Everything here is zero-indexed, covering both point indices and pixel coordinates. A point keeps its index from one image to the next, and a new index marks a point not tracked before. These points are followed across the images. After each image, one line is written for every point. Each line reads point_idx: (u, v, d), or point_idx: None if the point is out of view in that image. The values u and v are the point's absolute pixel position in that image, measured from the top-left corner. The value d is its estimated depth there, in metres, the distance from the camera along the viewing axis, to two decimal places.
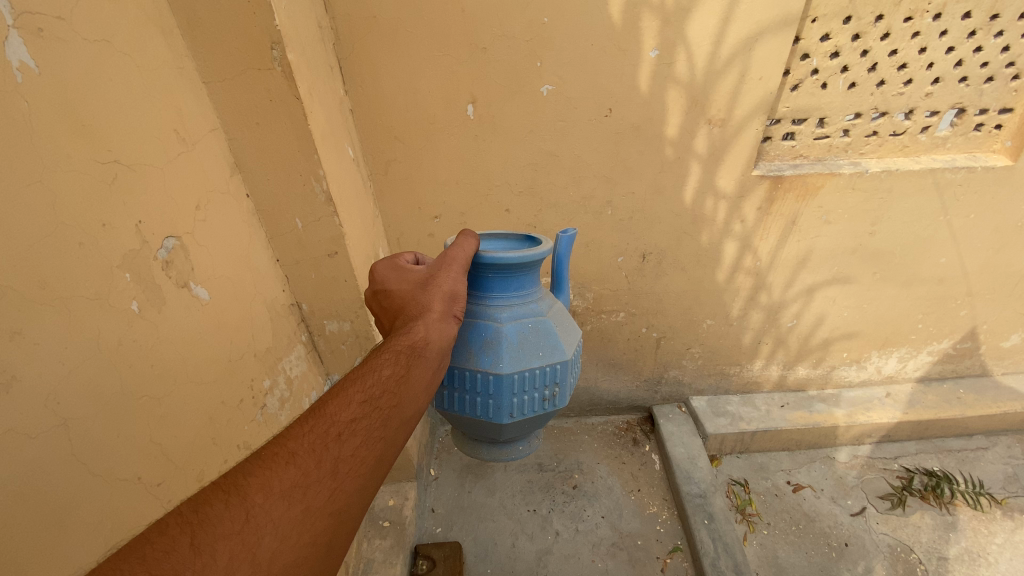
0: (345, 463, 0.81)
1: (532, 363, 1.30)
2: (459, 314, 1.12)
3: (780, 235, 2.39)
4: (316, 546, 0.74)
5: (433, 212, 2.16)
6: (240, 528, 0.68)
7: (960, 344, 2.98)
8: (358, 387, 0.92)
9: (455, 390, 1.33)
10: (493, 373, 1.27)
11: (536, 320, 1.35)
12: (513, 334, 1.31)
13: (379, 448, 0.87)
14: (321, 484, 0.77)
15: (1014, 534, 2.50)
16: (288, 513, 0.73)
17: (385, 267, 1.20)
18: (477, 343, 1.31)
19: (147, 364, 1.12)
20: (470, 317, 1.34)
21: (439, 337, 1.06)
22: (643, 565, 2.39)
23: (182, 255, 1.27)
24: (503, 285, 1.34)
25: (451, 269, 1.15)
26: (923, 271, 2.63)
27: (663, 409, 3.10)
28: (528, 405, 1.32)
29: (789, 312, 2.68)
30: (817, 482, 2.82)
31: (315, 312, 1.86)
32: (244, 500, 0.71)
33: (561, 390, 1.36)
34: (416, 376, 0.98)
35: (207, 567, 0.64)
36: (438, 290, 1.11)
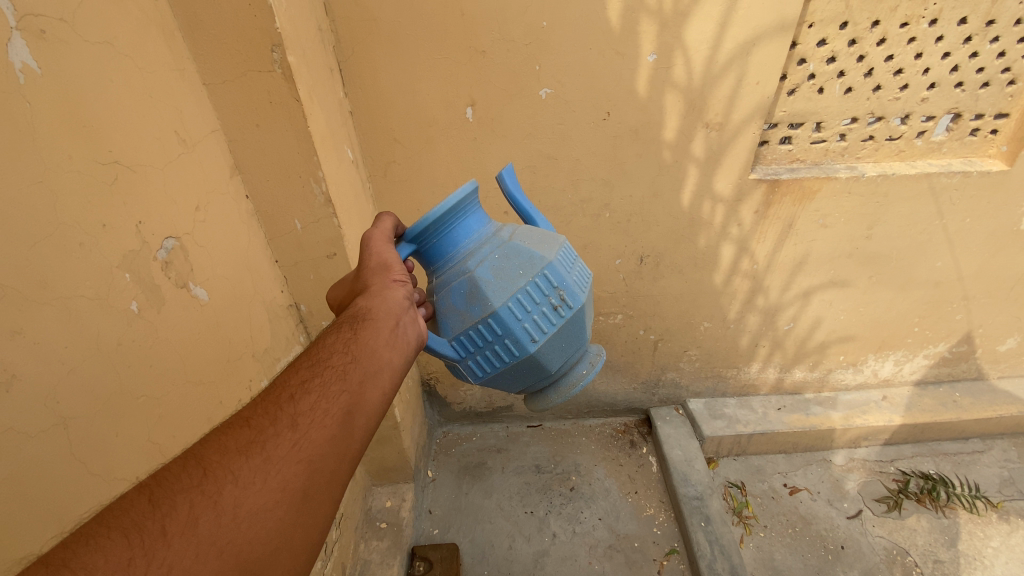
0: (303, 415, 0.85)
1: (518, 283, 1.23)
2: (402, 277, 1.19)
3: (777, 238, 2.40)
4: (287, 489, 0.77)
5: None
6: (199, 482, 0.72)
7: (957, 348, 2.99)
8: (308, 357, 0.98)
9: (474, 352, 1.29)
10: (489, 315, 1.23)
11: (501, 248, 1.29)
12: (486, 270, 1.25)
13: (340, 400, 0.91)
14: (280, 436, 0.81)
15: (1009, 536, 2.53)
16: (248, 463, 0.76)
17: (334, 289, 1.32)
18: (461, 301, 1.26)
19: (145, 364, 1.12)
20: (440, 285, 1.30)
21: (385, 298, 1.12)
22: (639, 567, 2.43)
23: (182, 255, 1.28)
24: (451, 240, 1.31)
25: (375, 246, 1.24)
26: (920, 275, 2.64)
27: (661, 411, 3.10)
28: (543, 322, 1.25)
29: (786, 315, 2.69)
30: (813, 485, 2.83)
31: (313, 313, 1.87)
32: (201, 460, 0.76)
33: (567, 289, 1.27)
34: (364, 335, 1.03)
35: (169, 516, 0.68)
36: (371, 266, 1.20)
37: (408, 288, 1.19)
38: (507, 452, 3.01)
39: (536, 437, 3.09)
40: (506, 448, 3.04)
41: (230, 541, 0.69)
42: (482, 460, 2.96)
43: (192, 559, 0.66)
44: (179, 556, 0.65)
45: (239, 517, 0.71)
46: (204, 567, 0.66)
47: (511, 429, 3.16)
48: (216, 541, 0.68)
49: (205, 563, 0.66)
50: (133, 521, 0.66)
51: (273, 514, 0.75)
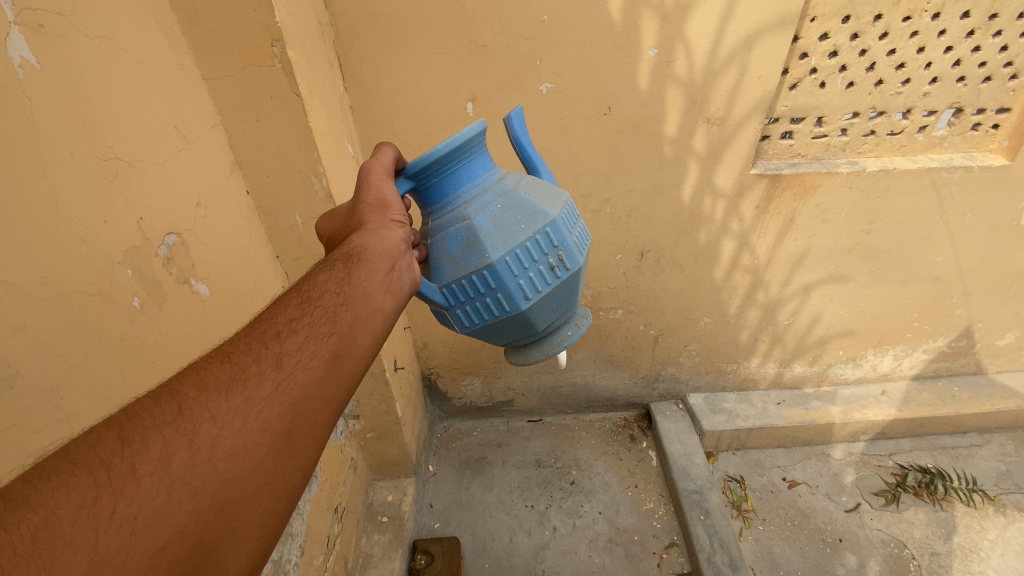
0: (289, 356, 0.79)
1: (518, 239, 1.22)
2: (398, 220, 1.12)
3: (777, 233, 2.40)
4: (269, 431, 0.71)
5: None
6: (174, 419, 0.66)
7: (956, 343, 3.00)
8: (296, 293, 0.91)
9: (464, 301, 1.29)
10: (484, 267, 1.22)
11: (505, 199, 1.26)
12: (487, 219, 1.23)
13: (329, 342, 0.85)
14: (263, 376, 0.75)
15: (1006, 529, 2.55)
16: (227, 403, 0.70)
17: (323, 221, 1.24)
18: (457, 248, 1.25)
19: (147, 359, 1.12)
20: (438, 230, 1.29)
21: (379, 241, 1.06)
22: (638, 560, 2.45)
23: (183, 251, 1.28)
24: (453, 183, 1.28)
25: (373, 181, 1.16)
26: (919, 270, 2.65)
27: (661, 406, 3.11)
28: (538, 281, 1.25)
29: (786, 310, 2.69)
30: (812, 478, 2.85)
31: None
32: (176, 396, 0.69)
33: (566, 251, 1.27)
34: (359, 275, 0.97)
35: (140, 452, 0.62)
36: (366, 205, 1.12)
37: (405, 231, 1.14)
38: (507, 446, 3.02)
39: (537, 432, 3.10)
40: (507, 442, 3.05)
41: (207, 482, 0.64)
42: (482, 455, 2.98)
43: (164, 499, 0.60)
44: (150, 495, 0.59)
45: (216, 457, 0.66)
46: (178, 507, 0.61)
47: (511, 423, 3.17)
48: (190, 482, 0.63)
49: (180, 504, 0.61)
50: (100, 458, 0.59)
51: (254, 456, 0.70)
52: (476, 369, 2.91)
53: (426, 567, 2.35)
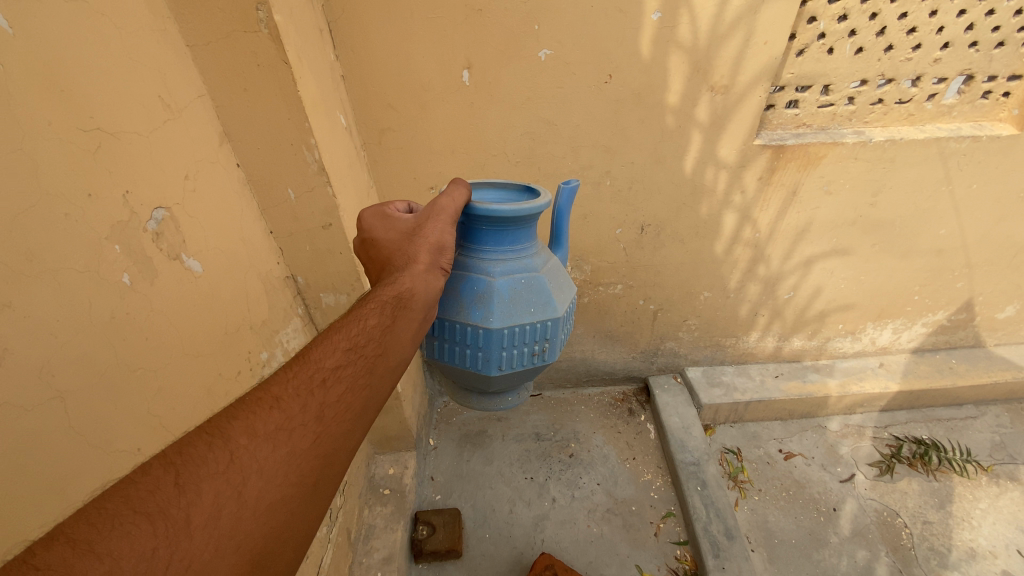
0: (332, 407, 0.80)
1: (523, 320, 1.24)
2: (445, 266, 1.12)
3: (780, 206, 2.36)
4: (304, 485, 0.73)
5: (428, 182, 2.11)
6: (226, 469, 0.66)
7: (956, 316, 3.00)
8: (343, 335, 0.91)
9: (445, 340, 1.29)
10: (482, 327, 1.22)
11: (530, 276, 1.28)
12: (506, 289, 1.23)
13: (365, 395, 0.87)
14: (308, 428, 0.76)
15: (997, 498, 2.60)
16: (274, 454, 0.71)
17: (370, 220, 1.18)
18: (468, 297, 1.24)
19: (140, 337, 1.11)
20: (457, 273, 1.27)
21: (423, 290, 1.06)
22: (636, 529, 2.50)
23: (172, 226, 1.25)
24: (497, 238, 1.24)
25: (440, 219, 1.11)
26: (922, 242, 2.62)
27: (659, 380, 3.12)
28: (517, 359, 1.28)
29: (787, 283, 2.67)
30: (808, 450, 2.88)
31: (311, 285, 1.84)
32: (228, 442, 0.69)
33: (551, 345, 1.32)
34: (402, 328, 0.98)
35: (194, 503, 0.62)
36: (423, 241, 1.09)
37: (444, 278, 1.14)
38: (507, 421, 3.05)
39: (536, 406, 3.13)
40: (507, 417, 3.08)
41: (250, 537, 0.64)
42: (482, 429, 3.01)
43: (212, 554, 0.60)
44: (200, 549, 0.59)
45: (261, 511, 0.66)
46: (223, 562, 0.61)
47: None
48: (236, 534, 0.63)
49: (226, 560, 0.61)
50: (160, 508, 0.59)
51: (290, 512, 0.70)
52: None
53: (427, 539, 2.39)
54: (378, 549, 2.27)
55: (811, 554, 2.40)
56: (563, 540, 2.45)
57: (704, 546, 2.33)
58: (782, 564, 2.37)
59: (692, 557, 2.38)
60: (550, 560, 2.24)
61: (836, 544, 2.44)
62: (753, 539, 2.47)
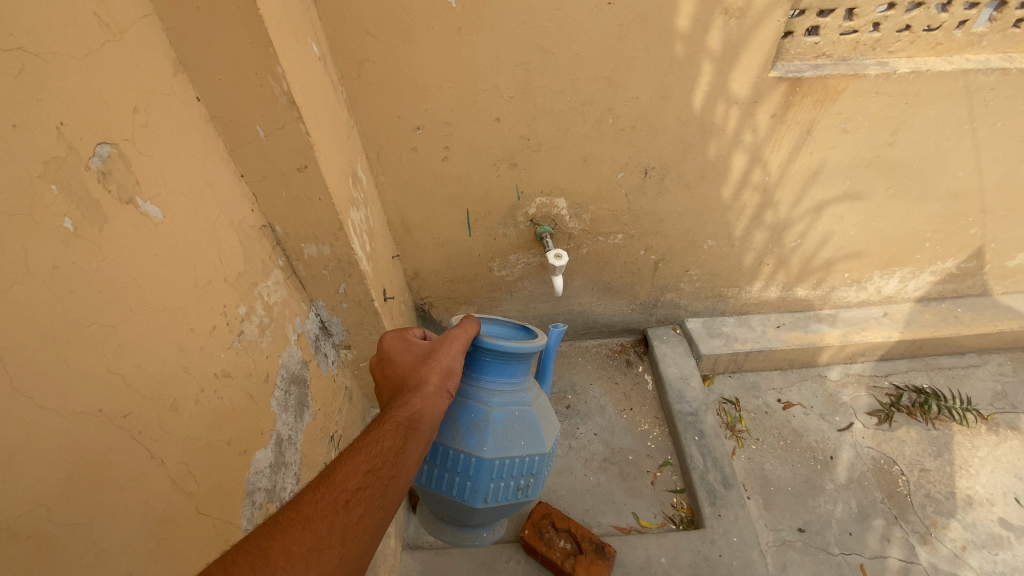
0: (352, 529, 0.92)
1: (513, 451, 1.54)
2: (451, 390, 1.29)
3: (793, 146, 2.20)
4: None
5: (414, 122, 1.94)
6: None
7: (965, 264, 2.91)
8: (363, 456, 1.02)
9: (439, 466, 1.54)
10: (476, 455, 1.50)
11: (522, 409, 1.61)
12: (503, 420, 1.56)
13: (378, 517, 0.97)
14: (332, 550, 0.87)
15: (996, 447, 2.62)
16: (307, 574, 0.82)
17: (391, 342, 1.35)
18: (465, 427, 1.53)
19: (93, 289, 1.00)
20: (458, 400, 1.58)
21: (430, 410, 1.20)
22: (633, 478, 2.51)
23: (122, 165, 1.11)
24: (496, 371, 1.59)
25: (450, 347, 1.35)
26: (939, 186, 2.48)
27: (658, 332, 3.02)
28: (501, 491, 1.55)
29: (794, 230, 2.56)
30: (807, 400, 2.86)
31: (290, 235, 1.71)
32: (267, 562, 0.80)
33: (534, 480, 1.60)
34: (412, 449, 1.10)
35: None
36: (434, 366, 1.29)
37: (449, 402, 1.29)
38: None
39: None
40: None
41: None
42: None
43: None
44: None
45: None
46: None
47: None
48: None
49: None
50: None
51: None
52: (473, 300, 2.71)
53: None
54: None
55: (807, 500, 2.46)
56: (562, 490, 2.46)
57: (701, 494, 2.35)
58: (776, 510, 2.43)
59: (688, 504, 2.41)
60: (548, 509, 2.26)
61: (832, 490, 2.49)
62: (749, 487, 2.50)
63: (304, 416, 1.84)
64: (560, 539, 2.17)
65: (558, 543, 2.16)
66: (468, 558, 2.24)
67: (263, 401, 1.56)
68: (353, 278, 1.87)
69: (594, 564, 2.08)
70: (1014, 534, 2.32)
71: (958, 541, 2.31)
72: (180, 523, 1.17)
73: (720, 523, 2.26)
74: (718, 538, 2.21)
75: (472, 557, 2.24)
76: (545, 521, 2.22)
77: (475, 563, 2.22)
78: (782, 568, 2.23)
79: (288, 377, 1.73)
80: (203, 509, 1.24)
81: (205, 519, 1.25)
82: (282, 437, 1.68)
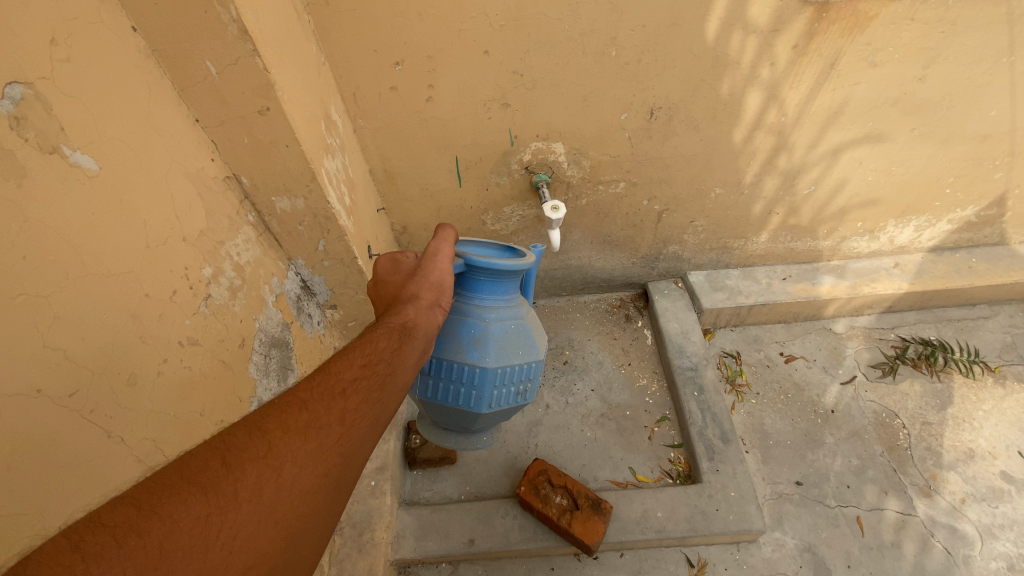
0: (351, 414, 0.89)
1: (515, 360, 1.41)
2: (447, 304, 1.16)
3: (814, 82, 2.00)
4: (325, 479, 0.82)
5: (392, 57, 1.74)
6: (265, 456, 0.79)
7: (985, 212, 2.75)
8: (359, 352, 0.98)
9: (441, 379, 1.40)
10: (480, 366, 1.36)
11: (520, 321, 1.46)
12: (501, 328, 1.41)
13: (376, 409, 0.93)
14: (330, 429, 0.86)
15: (1002, 401, 2.59)
16: (304, 447, 0.82)
17: (385, 261, 1.23)
18: (465, 340, 1.38)
19: (16, 255, 0.86)
20: (454, 315, 1.41)
21: (427, 321, 1.10)
22: (630, 433, 2.47)
23: (41, 108, 0.94)
24: (491, 287, 1.40)
25: (438, 261, 1.19)
26: (968, 127, 2.29)
27: (659, 285, 2.90)
28: (505, 397, 1.43)
29: (808, 177, 2.39)
30: (810, 353, 2.78)
31: (259, 187, 1.56)
32: (265, 433, 0.82)
33: (532, 385, 1.50)
34: (409, 352, 1.03)
35: (238, 482, 0.75)
36: (424, 282, 1.15)
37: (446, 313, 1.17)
38: None
39: None
40: None
41: (285, 516, 0.77)
42: None
43: (253, 525, 0.73)
44: (245, 519, 0.73)
45: (292, 494, 0.79)
46: (261, 532, 0.74)
47: None
48: (273, 512, 0.76)
49: (264, 532, 0.74)
50: (211, 480, 0.74)
51: (314, 497, 0.81)
52: None
53: (420, 447, 2.41)
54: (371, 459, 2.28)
55: (806, 454, 2.44)
56: (558, 446, 2.43)
57: (699, 450, 2.32)
58: (774, 464, 2.41)
59: (685, 459, 2.38)
60: (544, 467, 2.22)
61: (831, 444, 2.47)
62: (747, 441, 2.47)
63: (289, 380, 1.76)
64: (556, 495, 2.14)
65: (554, 499, 2.13)
66: (463, 514, 2.22)
67: (239, 367, 1.46)
68: (333, 234, 1.73)
69: (590, 520, 2.06)
70: (1015, 487, 2.33)
71: (957, 494, 2.32)
72: None
73: (718, 478, 2.23)
74: (715, 493, 2.20)
75: (468, 512, 2.22)
76: (541, 478, 2.18)
77: (471, 518, 2.21)
78: (777, 520, 2.27)
79: (267, 341, 1.63)
80: None
81: None
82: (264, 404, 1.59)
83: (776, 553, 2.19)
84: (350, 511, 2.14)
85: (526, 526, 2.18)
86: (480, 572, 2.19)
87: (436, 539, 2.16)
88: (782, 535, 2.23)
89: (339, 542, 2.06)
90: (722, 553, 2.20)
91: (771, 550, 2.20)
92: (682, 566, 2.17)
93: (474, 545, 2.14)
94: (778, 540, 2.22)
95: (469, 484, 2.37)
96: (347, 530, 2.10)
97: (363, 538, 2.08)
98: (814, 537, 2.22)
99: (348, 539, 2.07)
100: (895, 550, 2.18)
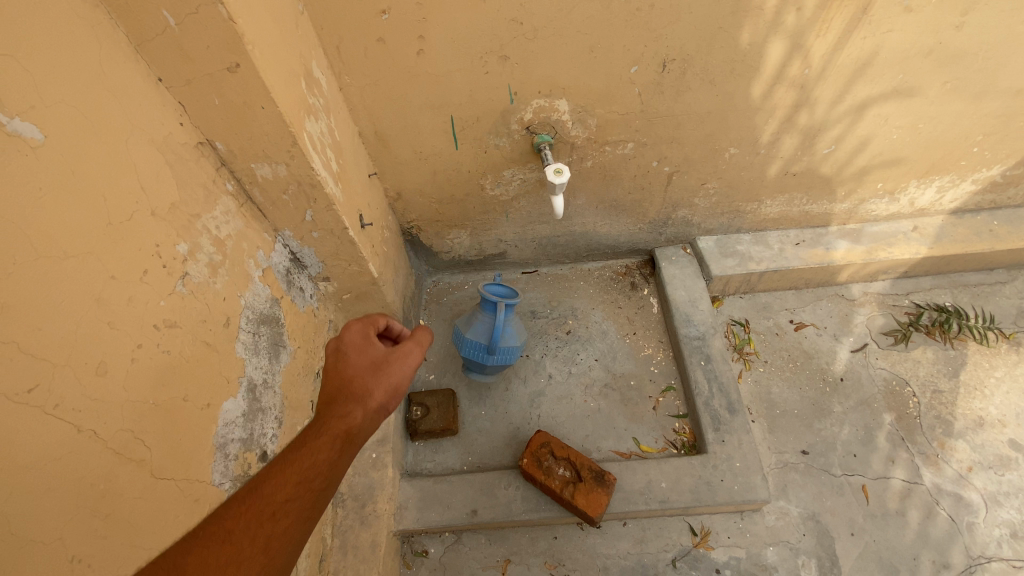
0: (345, 394, 1.09)
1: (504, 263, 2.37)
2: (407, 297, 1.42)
3: (843, 30, 1.81)
4: (337, 442, 1.00)
5: (378, 5, 1.57)
6: (288, 453, 0.96)
7: (1013, 171, 2.60)
8: (343, 349, 1.18)
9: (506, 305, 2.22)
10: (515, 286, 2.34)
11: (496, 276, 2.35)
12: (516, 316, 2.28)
13: (370, 380, 1.12)
14: (331, 411, 1.05)
15: (1017, 368, 2.51)
16: (314, 432, 1.00)
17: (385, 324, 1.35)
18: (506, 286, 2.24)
19: None
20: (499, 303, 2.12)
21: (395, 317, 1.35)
22: (635, 404, 2.42)
23: None
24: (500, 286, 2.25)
25: None
26: (1006, 79, 2.11)
27: (667, 252, 2.77)
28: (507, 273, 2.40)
29: (829, 136, 2.23)
30: (821, 320, 2.69)
31: (236, 154, 1.43)
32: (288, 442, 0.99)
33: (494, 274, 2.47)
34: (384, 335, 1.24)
35: (267, 474, 0.92)
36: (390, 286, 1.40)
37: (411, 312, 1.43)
38: None
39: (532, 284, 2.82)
40: None
41: (304, 478, 0.93)
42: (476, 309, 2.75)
43: (282, 494, 0.90)
44: (275, 490, 0.90)
45: (310, 459, 0.95)
46: (291, 491, 0.91)
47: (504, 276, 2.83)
48: (298, 477, 0.93)
49: (285, 491, 0.91)
50: (248, 487, 0.90)
51: (332, 461, 0.98)
52: (465, 222, 2.45)
53: (422, 419, 2.33)
54: (371, 431, 2.23)
55: (813, 423, 2.39)
56: (561, 417, 2.40)
57: (704, 420, 2.27)
58: (780, 433, 2.37)
59: (690, 429, 2.34)
60: (546, 438, 2.17)
61: (839, 413, 2.42)
62: (754, 410, 2.43)
63: (281, 358, 1.69)
64: (559, 467, 2.11)
65: (557, 471, 2.09)
66: (466, 485, 2.20)
67: (225, 348, 1.39)
68: (320, 203, 1.62)
69: (593, 492, 2.03)
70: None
71: (964, 462, 2.28)
72: (131, 493, 1.05)
73: (723, 449, 2.19)
74: (720, 464, 2.16)
75: (470, 483, 2.20)
76: (543, 450, 2.14)
77: (473, 489, 2.18)
78: (782, 489, 2.25)
79: (255, 319, 1.55)
80: (161, 474, 1.13)
81: (165, 483, 1.14)
82: (256, 383, 1.53)
83: (779, 521, 2.18)
84: (351, 484, 2.12)
85: (529, 497, 2.16)
86: (483, 541, 2.19)
87: (438, 510, 2.14)
88: (786, 503, 2.22)
89: (342, 514, 2.06)
90: (725, 521, 2.19)
91: (774, 519, 2.19)
92: (685, 534, 2.17)
93: (476, 515, 2.13)
94: (782, 509, 2.21)
95: (471, 454, 2.34)
96: (349, 502, 2.08)
97: (366, 511, 2.08)
98: (818, 505, 2.21)
99: (350, 512, 2.07)
100: (899, 518, 2.17)
